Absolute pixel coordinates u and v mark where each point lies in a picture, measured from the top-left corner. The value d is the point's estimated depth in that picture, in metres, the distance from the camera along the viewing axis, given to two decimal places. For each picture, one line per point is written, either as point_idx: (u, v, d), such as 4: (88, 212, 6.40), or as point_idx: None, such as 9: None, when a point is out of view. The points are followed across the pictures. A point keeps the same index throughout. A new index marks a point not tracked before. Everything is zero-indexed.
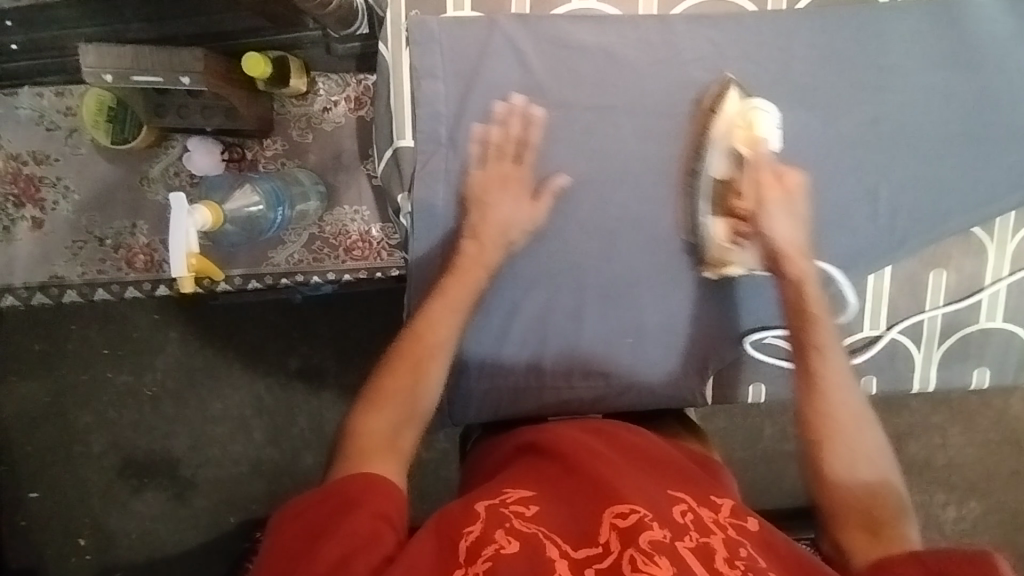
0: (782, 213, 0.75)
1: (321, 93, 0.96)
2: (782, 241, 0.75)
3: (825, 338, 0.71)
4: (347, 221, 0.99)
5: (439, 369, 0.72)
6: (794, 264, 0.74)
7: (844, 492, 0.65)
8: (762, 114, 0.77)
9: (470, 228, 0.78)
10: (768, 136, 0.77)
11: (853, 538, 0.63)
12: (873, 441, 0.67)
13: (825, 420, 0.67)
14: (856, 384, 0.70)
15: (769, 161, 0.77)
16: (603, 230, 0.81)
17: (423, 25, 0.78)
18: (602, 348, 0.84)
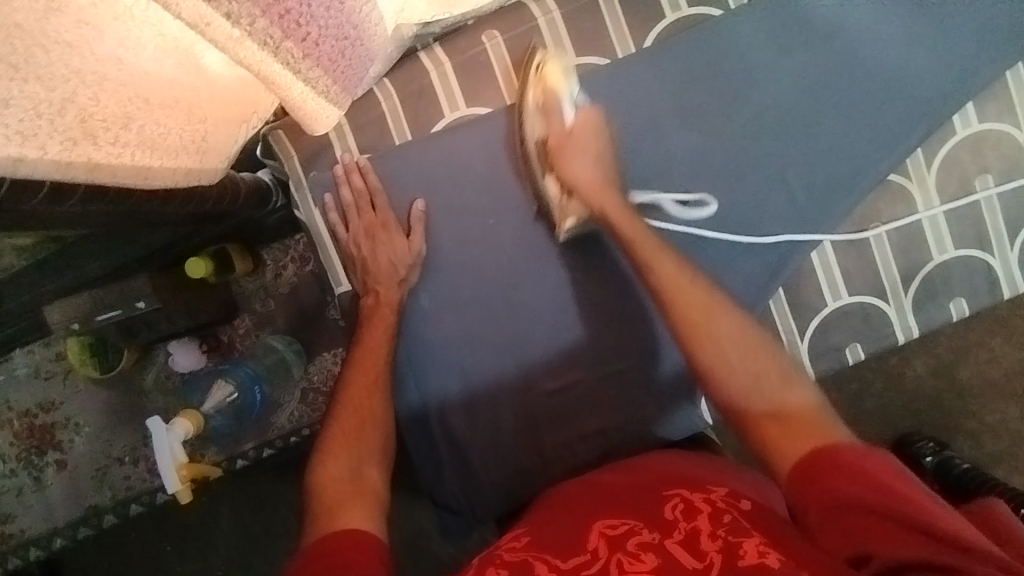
0: (580, 158, 0.79)
1: (269, 263, 1.04)
2: (579, 180, 0.79)
3: (671, 277, 0.71)
4: (331, 366, 1.05)
5: (380, 402, 0.76)
6: (598, 201, 0.78)
7: (681, 292, 0.70)
8: (557, 73, 0.80)
9: (363, 285, 0.84)
10: (562, 92, 0.80)
11: (767, 435, 0.62)
12: (698, 285, 0.71)
13: (704, 324, 0.68)
14: (755, 336, 0.68)
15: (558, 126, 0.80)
16: (501, 282, 0.85)
17: (322, 179, 0.84)
18: (590, 407, 0.86)
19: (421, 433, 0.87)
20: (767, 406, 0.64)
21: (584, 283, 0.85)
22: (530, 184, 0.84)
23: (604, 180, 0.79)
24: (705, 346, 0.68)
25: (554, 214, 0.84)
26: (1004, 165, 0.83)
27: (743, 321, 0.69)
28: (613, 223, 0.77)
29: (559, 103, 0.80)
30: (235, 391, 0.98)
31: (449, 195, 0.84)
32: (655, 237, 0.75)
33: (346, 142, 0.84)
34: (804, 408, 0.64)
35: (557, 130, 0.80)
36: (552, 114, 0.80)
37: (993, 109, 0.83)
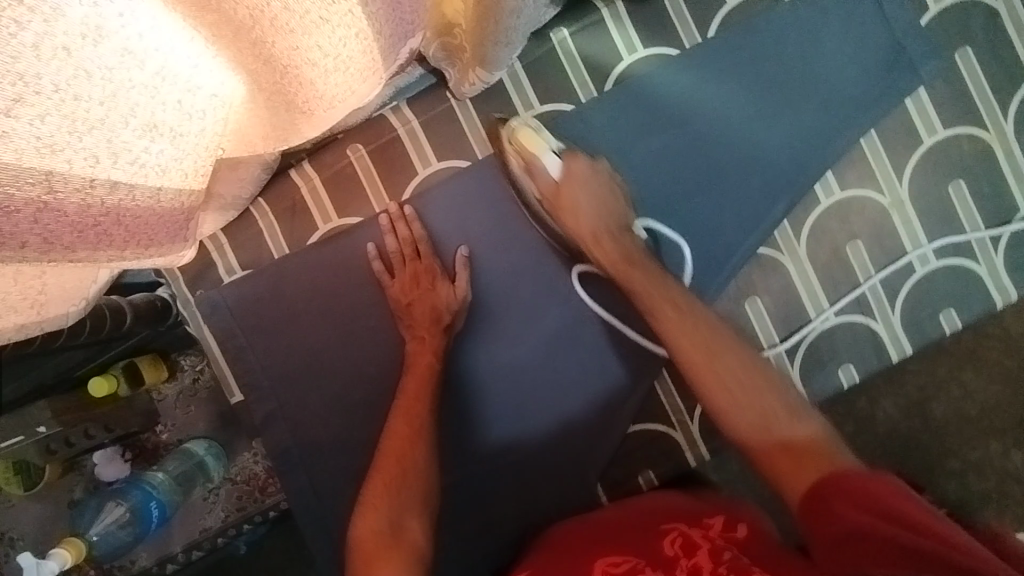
0: (583, 209, 0.79)
1: (187, 368, 1.08)
2: (583, 226, 0.79)
3: (674, 324, 0.71)
4: (252, 465, 1.08)
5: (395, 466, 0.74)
6: (595, 251, 0.78)
7: (686, 345, 0.70)
8: (531, 132, 0.81)
9: (258, 395, 0.87)
10: (540, 150, 0.79)
11: (777, 463, 0.62)
12: (699, 335, 0.70)
13: (709, 364, 0.69)
14: (767, 369, 0.69)
15: (548, 174, 0.80)
16: (385, 383, 0.87)
17: (207, 299, 0.86)
18: (485, 500, 0.86)
19: (324, 536, 0.88)
20: (773, 440, 0.63)
21: (487, 372, 0.86)
22: (552, 236, 0.84)
23: (614, 224, 0.79)
24: (705, 388, 0.68)
25: (495, 283, 0.86)
26: (873, 229, 0.84)
27: (752, 361, 0.69)
28: (613, 274, 0.77)
29: (545, 164, 0.79)
30: (127, 510, 0.96)
31: (332, 302, 0.86)
32: (658, 275, 0.76)
33: (228, 261, 0.87)
34: (810, 439, 0.63)
35: (550, 188, 0.80)
36: (537, 174, 0.80)
37: (854, 175, 0.84)
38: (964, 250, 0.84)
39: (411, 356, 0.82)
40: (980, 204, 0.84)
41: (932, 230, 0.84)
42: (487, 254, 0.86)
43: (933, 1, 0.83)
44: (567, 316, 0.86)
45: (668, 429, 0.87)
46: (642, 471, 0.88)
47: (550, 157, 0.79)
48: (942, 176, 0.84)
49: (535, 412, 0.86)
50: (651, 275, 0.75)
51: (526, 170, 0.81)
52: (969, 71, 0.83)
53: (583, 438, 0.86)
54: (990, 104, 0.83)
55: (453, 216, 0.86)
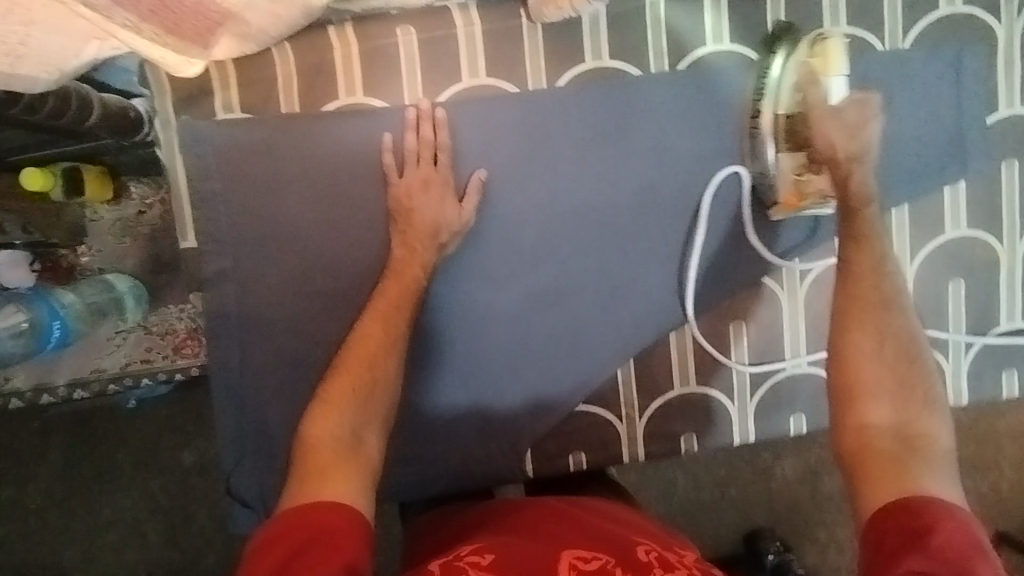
0: (832, 124, 0.72)
1: (134, 196, 0.97)
2: (834, 144, 0.71)
3: (864, 269, 0.69)
4: (173, 321, 0.97)
5: (391, 366, 0.70)
6: (833, 171, 0.72)
7: (864, 283, 0.68)
8: (837, 46, 0.75)
9: (215, 247, 0.80)
10: (837, 63, 0.75)
11: (877, 448, 0.62)
12: (883, 289, 0.67)
13: (869, 317, 0.67)
14: (920, 343, 0.66)
15: (837, 88, 0.74)
16: (351, 281, 0.81)
17: (193, 129, 0.78)
18: (414, 432, 0.82)
19: (234, 412, 0.83)
20: (892, 424, 0.63)
21: (465, 304, 0.82)
22: (755, 162, 0.82)
23: (858, 153, 0.72)
24: (847, 335, 0.66)
25: (526, 213, 0.81)
26: None
27: (913, 330, 0.66)
28: (841, 195, 0.72)
29: (834, 79, 0.74)
30: (26, 321, 0.85)
31: (327, 178, 0.79)
32: (878, 223, 0.71)
33: (228, 96, 0.79)
34: (929, 438, 0.62)
35: (822, 103, 0.73)
36: (817, 83, 0.74)
37: None
38: (940, 344, 0.86)
39: (395, 263, 0.77)
40: (969, 310, 0.86)
41: (921, 318, 0.86)
42: (511, 185, 0.81)
43: (1004, 105, 0.84)
44: (558, 277, 0.82)
45: (613, 418, 0.85)
46: (574, 451, 0.85)
47: (840, 78, 0.74)
48: (949, 270, 0.85)
49: (494, 363, 0.83)
50: (868, 222, 0.70)
51: (808, 72, 0.76)
52: (1007, 183, 0.84)
53: (534, 402, 0.84)
54: (1015, 220, 0.85)
55: (492, 132, 0.80)
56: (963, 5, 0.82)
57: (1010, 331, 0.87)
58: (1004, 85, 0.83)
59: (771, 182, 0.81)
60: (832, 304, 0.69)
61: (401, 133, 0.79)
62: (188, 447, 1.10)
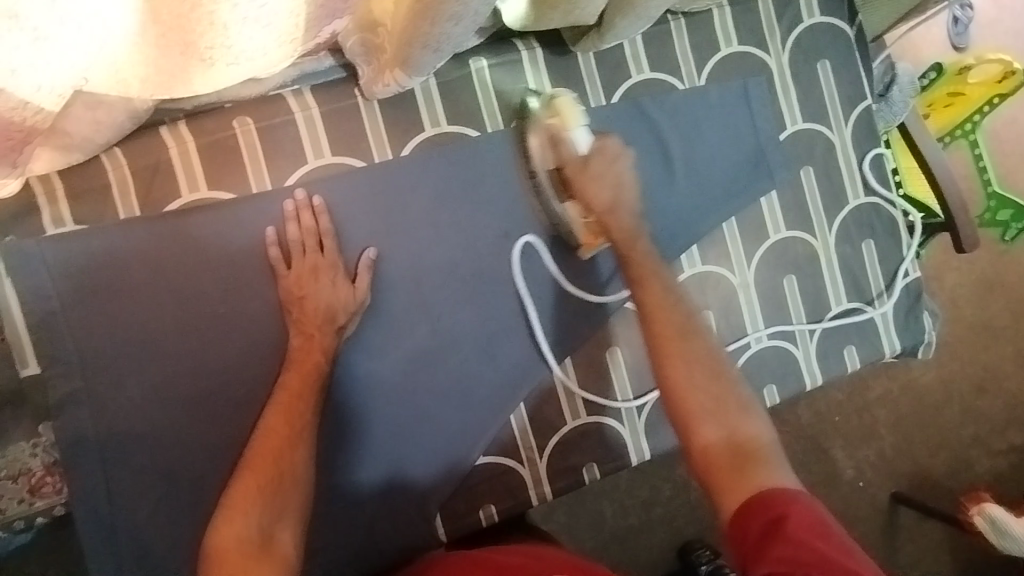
0: (595, 183, 0.78)
1: None
2: (597, 204, 0.78)
3: (654, 301, 0.75)
4: (26, 460, 0.86)
5: (302, 455, 0.71)
6: (608, 225, 0.78)
7: (664, 319, 0.73)
8: (570, 106, 0.81)
9: (62, 372, 0.74)
10: (574, 121, 0.80)
11: (717, 466, 0.67)
12: (679, 311, 0.74)
13: (676, 342, 0.72)
14: (723, 353, 0.72)
15: (585, 142, 0.79)
16: (223, 376, 0.78)
17: (20, 250, 0.73)
18: (316, 520, 0.81)
19: (109, 545, 0.76)
20: (724, 435, 0.68)
21: (350, 379, 0.81)
22: (545, 208, 0.86)
23: (612, 203, 0.79)
24: (670, 362, 0.71)
25: (405, 277, 0.83)
26: (721, 304, 0.94)
27: (712, 348, 0.72)
28: (618, 246, 0.78)
29: (573, 135, 0.79)
30: None
31: (185, 276, 0.77)
32: (663, 286, 0.76)
33: (57, 210, 0.75)
34: (755, 437, 0.68)
35: (572, 160, 0.79)
36: (562, 144, 0.80)
37: (713, 254, 0.94)
38: (790, 335, 0.96)
39: (295, 353, 0.77)
40: (805, 299, 0.97)
41: (767, 314, 0.96)
42: (380, 255, 0.83)
43: (791, 122, 0.97)
44: (434, 335, 0.84)
45: (514, 464, 0.86)
46: (483, 504, 0.85)
47: (580, 132, 0.79)
48: (779, 269, 0.96)
49: (390, 434, 0.82)
50: (648, 271, 0.77)
51: (552, 133, 0.81)
52: (809, 185, 0.97)
53: (432, 463, 0.83)
54: (822, 216, 0.98)
55: (350, 206, 0.82)
56: (739, 45, 0.96)
57: (844, 313, 0.98)
58: (786, 106, 0.97)
59: (567, 229, 0.85)
60: (646, 345, 0.73)
61: (280, 225, 0.80)
62: None
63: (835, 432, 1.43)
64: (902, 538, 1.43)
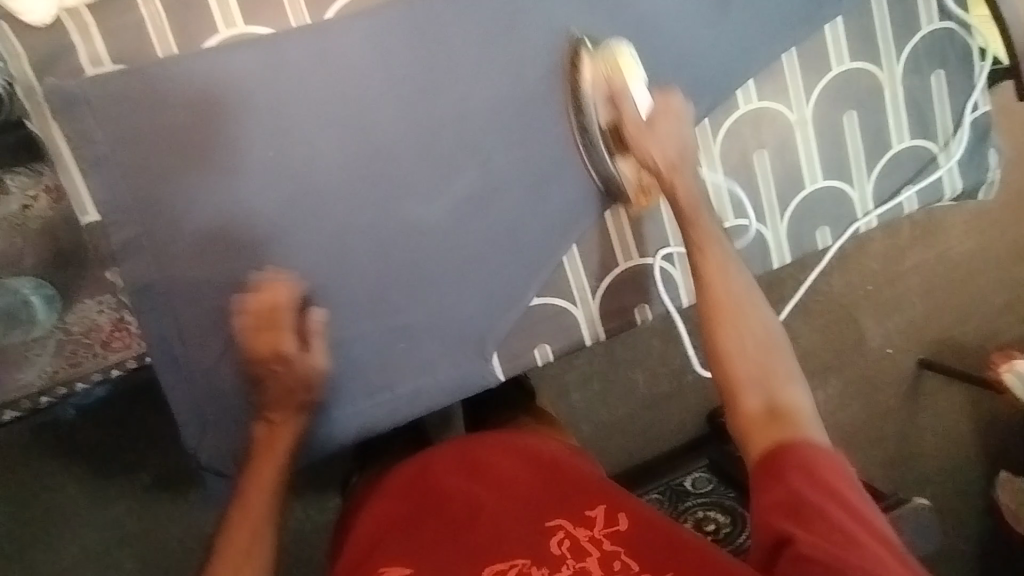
0: (650, 139, 0.75)
1: (13, 190, 0.87)
2: (658, 160, 0.75)
3: (703, 234, 0.74)
4: (95, 315, 0.90)
5: (266, 545, 0.66)
6: (672, 178, 0.75)
7: (721, 289, 0.71)
8: (626, 55, 0.80)
9: (117, 216, 0.74)
10: (633, 75, 0.78)
11: (752, 418, 0.64)
12: (738, 279, 0.71)
13: (735, 315, 0.69)
14: (773, 317, 0.70)
15: (641, 99, 0.77)
16: (277, 219, 0.77)
17: (61, 89, 0.71)
18: (377, 360, 0.83)
19: (185, 387, 0.79)
20: (764, 400, 0.65)
21: (400, 221, 0.81)
22: (596, 167, 0.85)
23: (677, 160, 0.75)
24: (716, 330, 0.69)
25: (451, 114, 0.80)
26: (777, 142, 0.90)
27: (769, 322, 0.69)
28: (678, 207, 0.75)
29: (628, 89, 0.78)
30: None
31: (226, 116, 0.75)
32: (723, 246, 0.74)
33: (94, 50, 0.73)
34: (794, 406, 0.64)
35: (633, 119, 0.76)
36: (623, 100, 0.77)
37: (770, 89, 0.89)
38: (846, 175, 0.93)
39: None
40: (865, 137, 0.93)
41: (825, 152, 0.92)
42: (424, 91, 0.80)
43: None
44: (484, 175, 0.82)
45: (568, 304, 0.87)
46: (538, 343, 0.87)
47: (643, 92, 0.78)
48: (840, 104, 0.91)
49: (444, 277, 0.83)
50: (709, 237, 0.74)
51: (608, 92, 0.80)
52: (877, 12, 0.91)
53: (486, 303, 0.84)
54: (890, 46, 0.92)
55: (390, 40, 0.79)
56: None
57: (904, 152, 0.95)
58: None
59: (616, 184, 0.85)
60: (696, 308, 0.71)
61: (318, 61, 0.77)
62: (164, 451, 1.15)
63: (867, 298, 1.42)
64: (926, 401, 1.44)
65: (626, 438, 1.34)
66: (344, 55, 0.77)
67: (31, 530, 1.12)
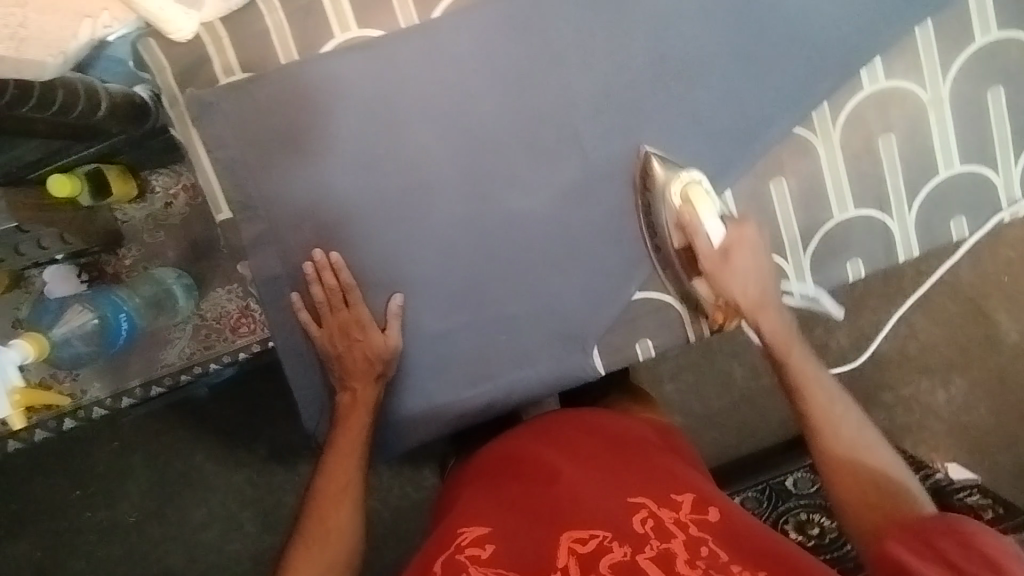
0: (736, 278, 0.78)
1: (158, 190, 0.98)
2: (738, 296, 0.79)
3: (800, 375, 0.74)
4: (224, 303, 0.98)
5: (348, 514, 0.73)
6: (757, 316, 0.78)
7: (839, 439, 0.70)
8: (700, 188, 0.78)
9: (247, 214, 0.80)
10: (706, 211, 0.77)
11: (849, 499, 0.66)
12: (825, 389, 0.73)
13: (831, 437, 0.70)
14: (861, 417, 0.71)
15: (717, 233, 0.78)
16: (387, 215, 0.81)
17: (200, 99, 0.77)
18: (481, 351, 0.85)
19: (303, 373, 0.85)
20: (877, 511, 0.65)
21: (503, 216, 0.82)
22: (653, 228, 0.83)
23: (759, 299, 0.78)
24: (823, 440, 0.70)
25: (554, 108, 0.80)
26: (907, 124, 0.83)
27: (863, 425, 0.71)
28: (772, 347, 0.77)
29: (705, 228, 0.77)
30: (93, 317, 0.91)
31: (341, 117, 0.79)
32: (811, 355, 0.77)
33: (227, 60, 0.79)
34: (882, 470, 0.67)
35: (707, 252, 0.78)
36: (697, 238, 0.78)
37: (900, 66, 0.82)
38: (987, 159, 0.85)
39: None
40: (1012, 117, 0.84)
41: (964, 135, 0.83)
42: (527, 86, 0.80)
43: None
44: (587, 168, 0.82)
45: (670, 299, 0.86)
46: (638, 338, 0.87)
47: (711, 211, 0.77)
48: (982, 82, 0.83)
49: (547, 271, 0.83)
50: (789, 346, 0.76)
51: (679, 217, 0.79)
52: None
53: (587, 297, 0.84)
54: None
55: (495, 35, 0.79)
56: None
57: None
58: None
59: (687, 289, 0.85)
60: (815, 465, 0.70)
61: (426, 61, 0.79)
62: (280, 427, 1.25)
63: (1002, 293, 1.28)
64: None
65: (722, 434, 1.30)
66: (453, 53, 0.79)
67: (168, 493, 1.26)
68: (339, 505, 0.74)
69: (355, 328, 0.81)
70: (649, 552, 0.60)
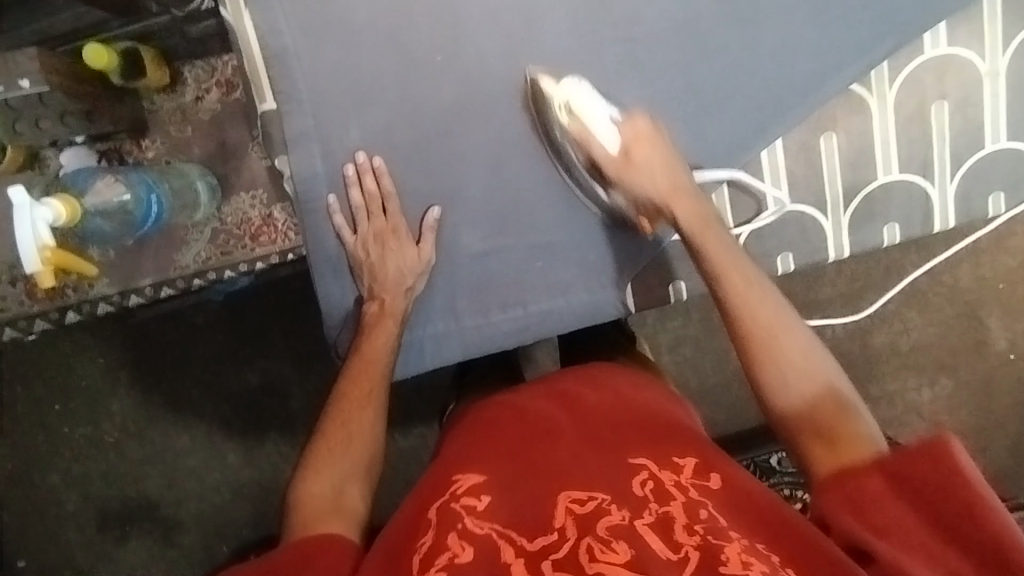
0: (642, 176, 0.76)
1: (190, 82, 0.94)
2: (652, 191, 0.76)
3: (720, 262, 0.71)
4: (246, 209, 0.94)
5: (370, 417, 0.73)
6: (671, 202, 0.75)
7: (761, 315, 0.67)
8: (576, 90, 0.77)
9: (291, 108, 0.77)
10: (591, 124, 0.77)
11: (804, 431, 0.63)
12: (761, 290, 0.69)
13: (769, 343, 0.66)
14: (773, 292, 0.69)
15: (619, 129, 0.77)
16: (437, 124, 0.79)
17: None
18: (516, 276, 0.84)
19: (330, 281, 0.83)
20: (810, 423, 0.63)
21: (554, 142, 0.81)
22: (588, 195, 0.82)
23: (674, 187, 0.76)
24: (737, 304, 0.68)
25: (619, 32, 0.79)
26: (961, 94, 0.83)
27: (807, 343, 0.67)
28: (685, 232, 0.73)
29: (599, 132, 0.77)
30: (127, 194, 0.85)
31: (400, 16, 0.76)
32: (726, 237, 0.73)
33: None
34: (827, 389, 0.64)
35: (607, 159, 0.77)
36: (595, 150, 0.78)
37: (963, 32, 0.82)
38: None
39: None
40: None
41: (1012, 113, 0.84)
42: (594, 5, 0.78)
43: None
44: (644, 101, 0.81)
45: None
46: (673, 279, 0.87)
47: (609, 129, 0.77)
48: None
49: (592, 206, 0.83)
50: (750, 277, 0.70)
51: (590, 142, 0.78)
52: None
53: (627, 236, 0.84)
54: None
55: None
56: None
57: None
58: None
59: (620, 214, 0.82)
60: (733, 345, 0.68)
61: None
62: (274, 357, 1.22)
63: (997, 297, 1.30)
64: None
65: (713, 409, 1.31)
66: None
67: (152, 414, 1.22)
68: (362, 409, 0.73)
69: (391, 238, 0.79)
70: (649, 514, 0.56)
